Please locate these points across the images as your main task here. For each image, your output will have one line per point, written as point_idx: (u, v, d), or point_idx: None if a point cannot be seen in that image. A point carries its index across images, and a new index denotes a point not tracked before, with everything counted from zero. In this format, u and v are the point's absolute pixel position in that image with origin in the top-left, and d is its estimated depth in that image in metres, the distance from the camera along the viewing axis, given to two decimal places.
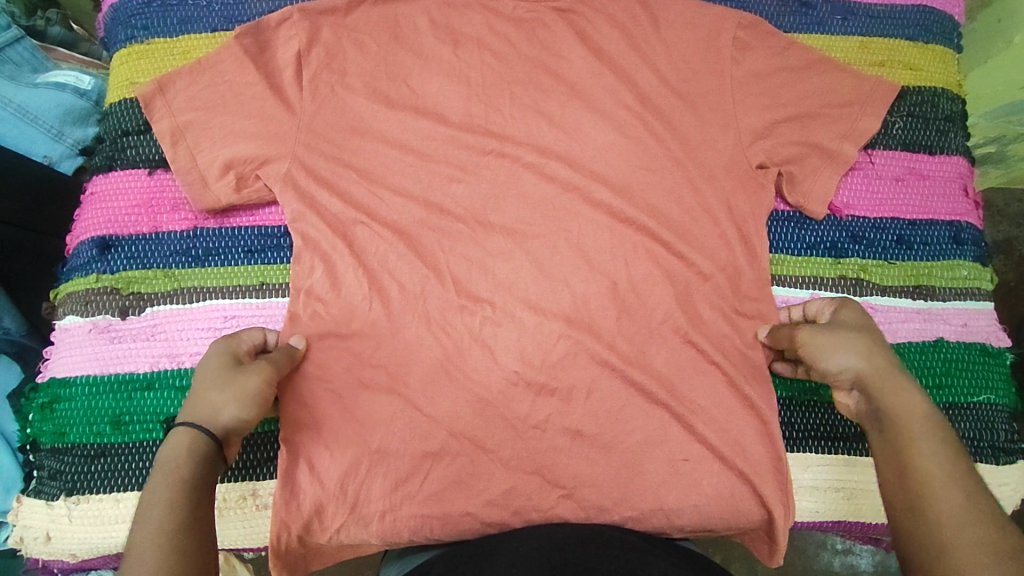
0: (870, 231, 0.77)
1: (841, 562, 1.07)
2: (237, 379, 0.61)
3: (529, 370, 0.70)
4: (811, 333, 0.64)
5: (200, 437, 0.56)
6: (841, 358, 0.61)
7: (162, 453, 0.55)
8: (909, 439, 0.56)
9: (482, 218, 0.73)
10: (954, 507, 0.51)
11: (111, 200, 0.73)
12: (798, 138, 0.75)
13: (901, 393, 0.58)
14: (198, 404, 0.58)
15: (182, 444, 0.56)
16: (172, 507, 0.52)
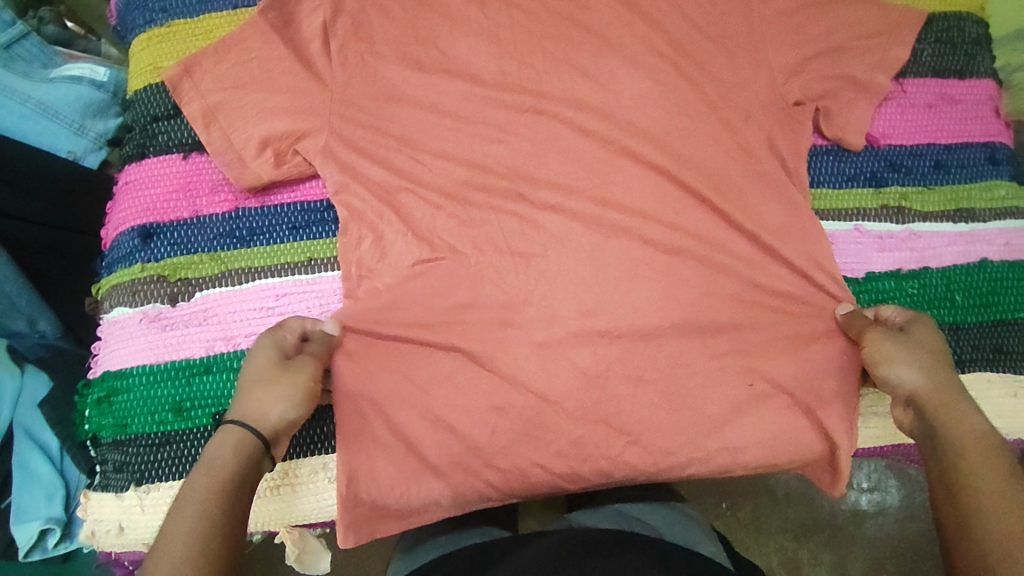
0: (907, 158, 0.77)
1: (869, 500, 1.12)
2: (286, 378, 0.60)
3: (587, 321, 0.70)
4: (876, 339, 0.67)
5: (245, 437, 0.57)
6: (905, 369, 0.64)
7: (210, 449, 0.56)
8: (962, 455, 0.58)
9: (526, 175, 0.73)
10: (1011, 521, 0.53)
11: (148, 187, 0.71)
12: (832, 72, 0.75)
13: (959, 413, 0.60)
14: (246, 403, 0.58)
15: (227, 441, 0.56)
16: (208, 510, 0.52)
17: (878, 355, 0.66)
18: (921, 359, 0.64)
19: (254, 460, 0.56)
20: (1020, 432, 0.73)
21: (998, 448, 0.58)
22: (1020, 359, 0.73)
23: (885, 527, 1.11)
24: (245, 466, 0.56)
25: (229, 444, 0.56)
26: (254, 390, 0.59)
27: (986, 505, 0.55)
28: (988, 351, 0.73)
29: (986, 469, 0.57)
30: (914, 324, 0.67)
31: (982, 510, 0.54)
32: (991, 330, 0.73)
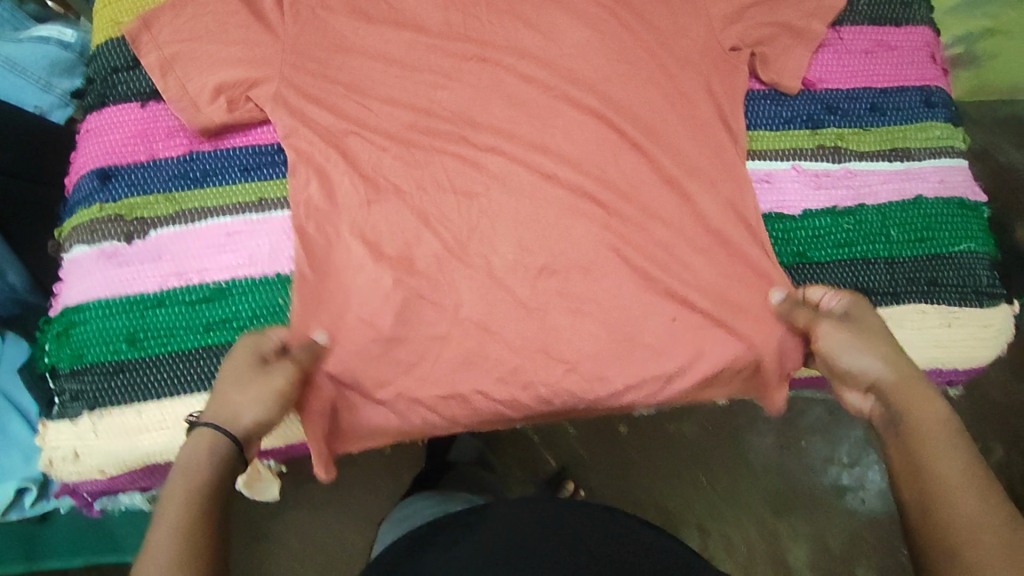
0: (844, 101, 0.79)
1: (850, 475, 1.23)
2: (259, 380, 0.62)
3: (526, 257, 0.73)
4: (828, 328, 0.67)
5: (222, 438, 0.59)
6: (861, 359, 0.64)
7: (185, 454, 0.58)
8: (926, 442, 0.58)
9: (469, 120, 0.76)
10: (971, 508, 0.53)
11: (106, 132, 0.74)
12: (768, 18, 0.77)
13: (924, 398, 0.61)
14: (219, 405, 0.60)
15: (202, 444, 0.58)
16: (188, 510, 0.54)
17: (835, 346, 0.66)
18: (878, 345, 0.65)
19: (228, 461, 0.58)
20: (952, 360, 0.75)
21: (962, 437, 0.58)
22: (954, 291, 0.75)
23: (865, 501, 1.21)
24: (222, 467, 0.58)
25: (205, 447, 0.58)
26: (230, 392, 0.61)
27: (947, 498, 0.54)
28: (922, 284, 0.75)
29: (947, 461, 0.56)
30: (861, 311, 0.67)
31: (943, 501, 0.54)
32: (924, 264, 0.76)
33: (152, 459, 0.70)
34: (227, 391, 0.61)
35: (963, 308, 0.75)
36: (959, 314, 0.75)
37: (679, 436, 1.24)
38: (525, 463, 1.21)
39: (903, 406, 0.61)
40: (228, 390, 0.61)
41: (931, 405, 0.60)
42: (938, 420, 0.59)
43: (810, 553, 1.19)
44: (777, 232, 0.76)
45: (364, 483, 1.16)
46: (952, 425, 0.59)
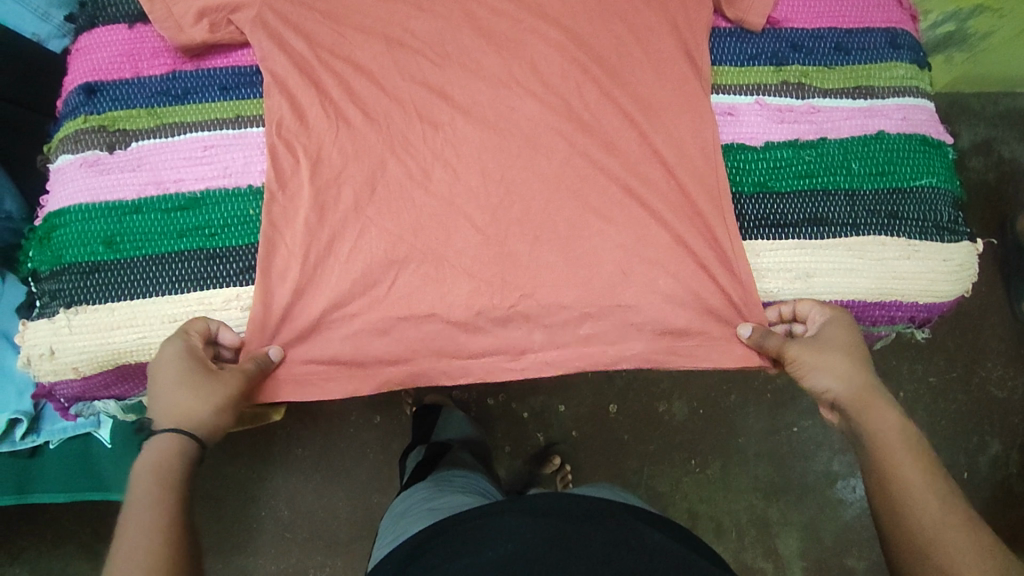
0: (808, 41, 0.81)
1: (840, 462, 1.24)
2: (210, 384, 0.63)
3: (489, 183, 0.75)
4: (797, 351, 0.67)
5: (173, 436, 0.59)
6: (829, 372, 0.64)
7: (144, 460, 0.58)
8: (885, 451, 0.59)
9: (440, 50, 0.79)
10: (933, 510, 0.54)
11: (96, 51, 0.78)
12: None
13: (882, 413, 0.61)
14: (174, 407, 0.60)
15: (158, 446, 0.58)
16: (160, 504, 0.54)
17: (802, 366, 0.66)
18: (849, 363, 0.65)
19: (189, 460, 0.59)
20: (912, 295, 0.74)
21: (920, 445, 0.59)
22: (915, 225, 0.75)
23: (856, 488, 1.23)
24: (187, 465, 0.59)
25: (161, 451, 0.58)
26: (183, 394, 0.61)
27: (915, 509, 0.55)
28: (882, 216, 0.75)
29: (909, 474, 0.57)
30: (832, 325, 0.68)
31: (905, 502, 0.55)
32: (886, 197, 0.75)
33: (124, 359, 0.72)
34: (167, 384, 0.61)
35: (923, 241, 0.74)
36: (918, 247, 0.74)
37: (669, 418, 1.24)
38: (514, 436, 1.23)
39: (864, 419, 0.62)
40: (171, 381, 0.61)
41: (889, 414, 0.61)
42: (896, 432, 0.60)
43: (800, 540, 1.22)
44: (736, 163, 0.77)
45: (348, 441, 1.19)
46: (912, 436, 0.60)
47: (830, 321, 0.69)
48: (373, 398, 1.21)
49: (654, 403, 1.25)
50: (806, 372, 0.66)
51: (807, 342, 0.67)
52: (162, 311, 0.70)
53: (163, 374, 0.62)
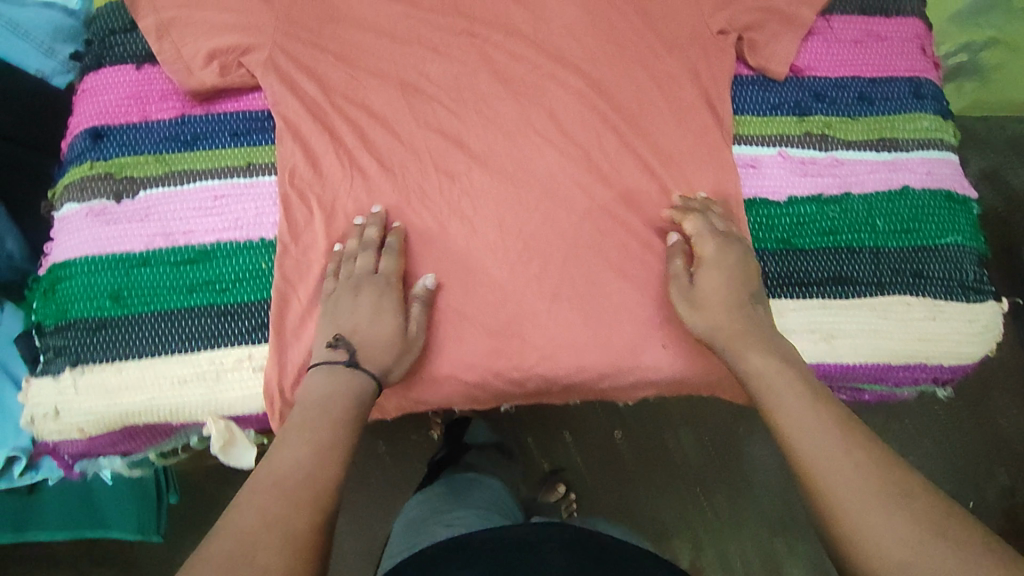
0: (832, 90, 0.79)
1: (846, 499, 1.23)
2: (409, 349, 0.68)
3: (507, 237, 0.73)
4: (678, 296, 0.69)
5: (358, 377, 0.65)
6: (696, 318, 0.68)
7: (328, 387, 0.64)
8: (766, 394, 0.62)
9: (457, 96, 0.77)
10: (810, 446, 0.57)
11: (102, 93, 0.75)
12: (756, 3, 0.78)
13: (749, 355, 0.65)
14: (373, 358, 0.67)
15: (339, 380, 0.64)
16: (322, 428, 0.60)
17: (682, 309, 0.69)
18: (718, 308, 0.68)
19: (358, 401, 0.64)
20: (940, 357, 0.73)
21: (796, 380, 0.62)
22: (940, 284, 0.74)
23: None
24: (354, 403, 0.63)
25: (335, 387, 0.64)
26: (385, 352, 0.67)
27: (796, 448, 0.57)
28: (906, 275, 0.73)
29: (796, 424, 0.59)
30: (705, 268, 0.70)
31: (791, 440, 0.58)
32: (911, 255, 0.74)
33: (131, 421, 0.69)
34: (368, 336, 0.67)
35: (948, 302, 0.73)
36: (944, 308, 0.73)
37: (678, 452, 1.23)
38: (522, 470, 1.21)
39: (738, 370, 0.65)
40: (374, 337, 0.67)
41: (753, 358, 0.64)
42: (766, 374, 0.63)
43: None
44: (759, 218, 0.75)
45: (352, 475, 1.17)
46: (784, 373, 0.63)
47: (704, 264, 0.70)
48: (380, 462, 1.17)
49: (663, 436, 1.24)
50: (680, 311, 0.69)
51: (684, 288, 0.69)
52: (170, 372, 0.68)
53: (365, 322, 0.68)
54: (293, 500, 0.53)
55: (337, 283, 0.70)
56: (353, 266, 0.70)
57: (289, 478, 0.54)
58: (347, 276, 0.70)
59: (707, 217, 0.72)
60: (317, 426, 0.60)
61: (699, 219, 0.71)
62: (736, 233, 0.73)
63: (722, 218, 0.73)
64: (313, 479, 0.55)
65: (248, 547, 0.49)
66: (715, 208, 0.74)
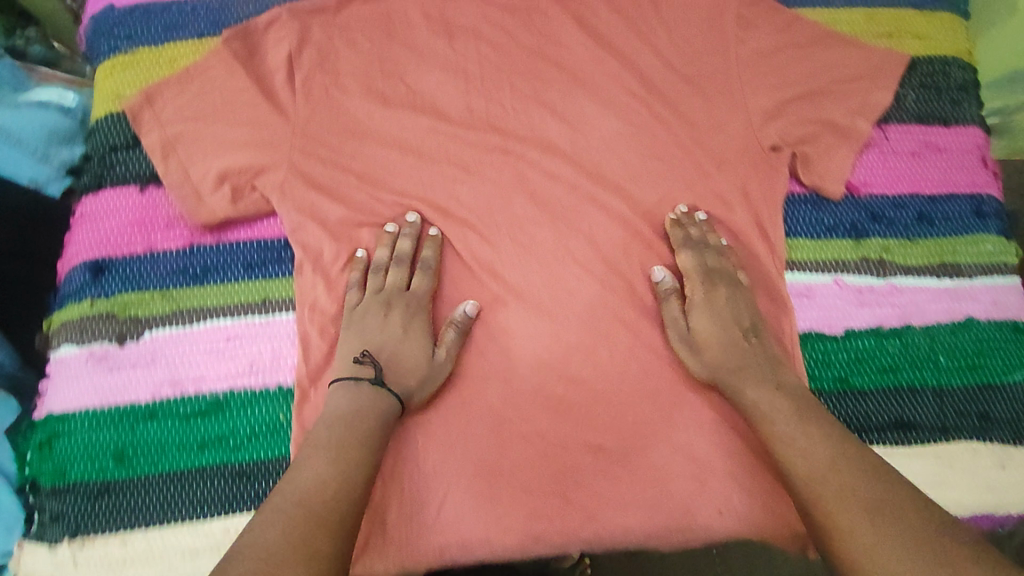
0: (890, 209, 0.74)
1: None
2: (435, 370, 0.66)
3: (546, 378, 0.68)
4: (674, 338, 0.68)
5: (386, 400, 0.62)
6: (694, 363, 0.67)
7: (350, 403, 0.61)
8: (773, 425, 0.61)
9: (490, 219, 0.71)
10: (811, 462, 0.57)
11: (103, 220, 0.69)
12: (810, 115, 0.73)
13: (749, 385, 0.64)
14: (399, 372, 0.65)
15: (364, 395, 0.62)
16: (340, 450, 0.57)
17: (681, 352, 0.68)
18: (717, 339, 0.67)
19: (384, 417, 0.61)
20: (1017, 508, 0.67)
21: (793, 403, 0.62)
22: (1007, 427, 0.69)
23: None
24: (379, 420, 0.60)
25: (357, 399, 0.61)
26: (410, 363, 0.65)
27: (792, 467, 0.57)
28: (972, 418, 0.69)
29: (802, 450, 0.58)
30: (699, 306, 0.69)
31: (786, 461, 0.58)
32: (976, 394, 0.70)
33: None
34: (392, 347, 0.66)
35: (1017, 447, 0.69)
36: (1013, 455, 0.68)
37: None
38: None
39: (743, 403, 0.64)
40: (403, 359, 0.65)
41: (752, 393, 0.63)
42: (769, 401, 0.62)
43: None
44: (816, 355, 0.70)
45: None
46: (787, 405, 0.61)
47: (695, 305, 0.69)
48: None
49: None
50: (676, 352, 0.68)
51: (678, 328, 0.68)
52: (180, 544, 0.62)
53: (391, 335, 0.66)
54: (311, 518, 0.51)
55: (364, 296, 0.68)
56: (383, 280, 0.68)
57: (311, 498, 0.53)
58: (377, 291, 0.68)
59: (697, 253, 0.70)
60: (343, 445, 0.57)
61: (689, 254, 0.70)
62: (727, 264, 0.70)
63: (714, 251, 0.70)
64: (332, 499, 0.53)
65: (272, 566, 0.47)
66: (707, 237, 0.71)
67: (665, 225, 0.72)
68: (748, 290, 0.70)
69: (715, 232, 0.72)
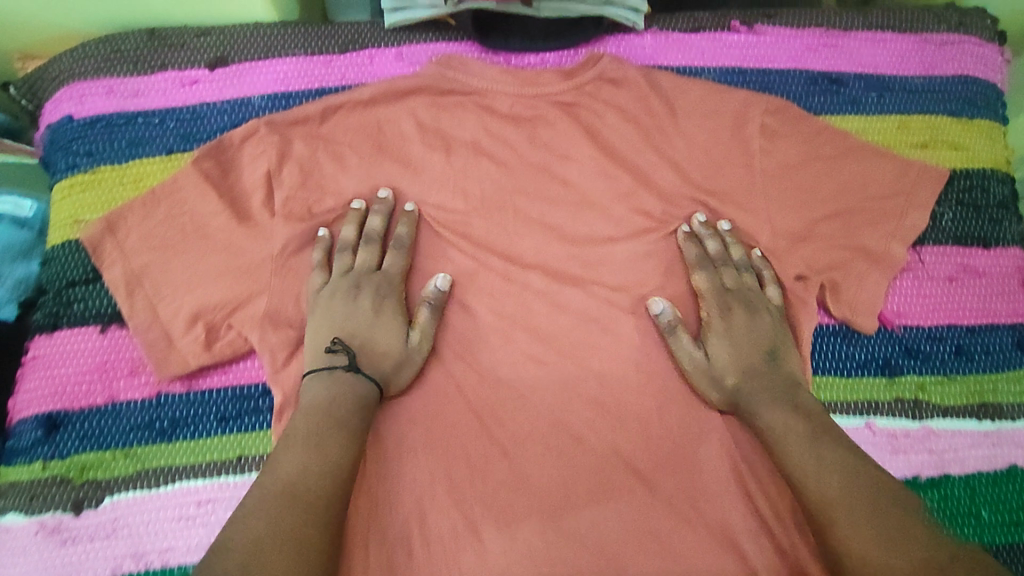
0: (926, 343, 0.68)
1: None
2: (410, 348, 0.64)
3: (556, 540, 0.61)
4: (689, 359, 0.65)
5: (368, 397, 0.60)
6: (709, 391, 0.65)
7: (322, 398, 0.58)
8: (793, 448, 0.58)
9: (494, 360, 0.66)
10: (827, 484, 0.55)
11: (58, 366, 0.62)
12: (840, 241, 0.67)
13: (769, 405, 0.62)
14: (375, 355, 0.62)
15: (341, 386, 0.60)
16: (316, 445, 0.55)
17: (697, 376, 0.65)
18: (737, 358, 0.65)
19: (358, 406, 0.59)
20: None
21: (816, 426, 0.59)
22: None
23: None
24: (354, 410, 0.58)
25: (331, 391, 0.59)
26: (382, 341, 0.63)
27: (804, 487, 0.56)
28: None
29: (809, 469, 0.56)
30: (716, 329, 0.66)
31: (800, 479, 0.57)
32: None
33: None
34: (363, 330, 0.63)
35: None
36: None
37: None
38: None
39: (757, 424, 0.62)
40: (378, 345, 0.63)
41: (767, 415, 0.61)
42: (791, 423, 0.60)
43: None
44: None
45: None
46: (808, 428, 0.59)
47: (712, 329, 0.66)
48: None
49: None
50: (692, 383, 0.65)
51: (694, 350, 0.65)
52: None
53: (362, 318, 0.64)
54: (302, 516, 0.50)
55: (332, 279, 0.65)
56: (351, 260, 0.66)
57: (300, 489, 0.52)
58: (346, 272, 0.65)
59: (714, 273, 0.67)
60: (321, 439, 0.55)
61: (706, 274, 0.67)
62: (750, 282, 0.67)
63: (733, 267, 0.67)
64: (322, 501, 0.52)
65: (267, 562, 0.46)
66: (726, 252, 0.68)
67: (680, 238, 0.68)
68: (772, 305, 0.67)
69: (737, 244, 0.68)
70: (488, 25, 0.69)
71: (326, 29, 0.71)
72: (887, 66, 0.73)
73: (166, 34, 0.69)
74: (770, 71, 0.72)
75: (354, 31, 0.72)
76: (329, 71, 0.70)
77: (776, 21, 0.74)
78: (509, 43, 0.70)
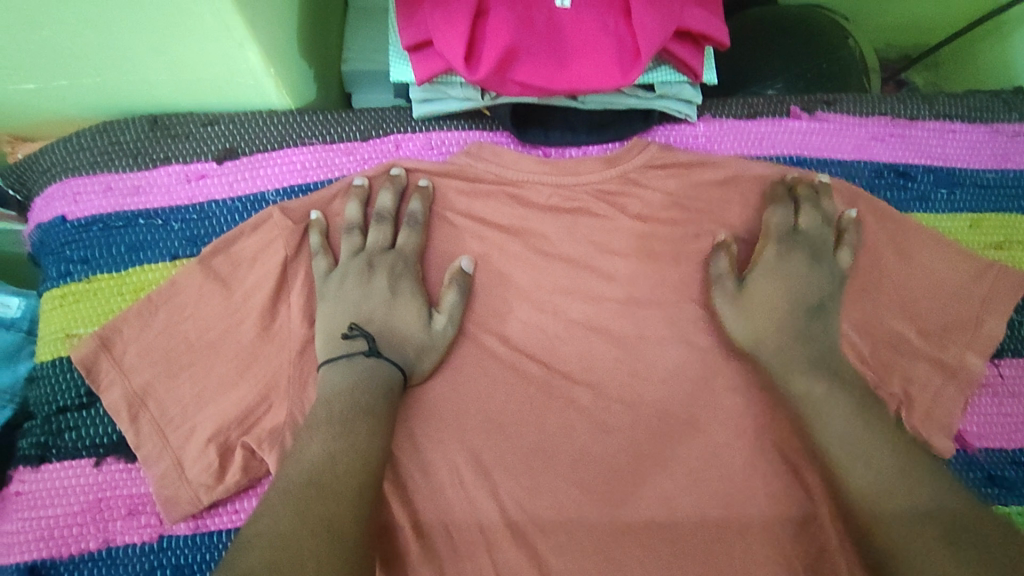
0: (1009, 467, 0.62)
1: None
2: (436, 331, 0.58)
3: None
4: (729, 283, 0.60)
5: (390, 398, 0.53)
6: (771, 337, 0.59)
7: (338, 389, 0.52)
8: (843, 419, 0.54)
9: (537, 482, 0.58)
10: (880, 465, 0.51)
11: (45, 507, 0.55)
12: (917, 351, 0.62)
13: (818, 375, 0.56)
14: (396, 343, 0.57)
15: (359, 373, 0.53)
16: (337, 434, 0.49)
17: (727, 304, 0.60)
18: (787, 306, 0.60)
19: (380, 391, 0.53)
20: None
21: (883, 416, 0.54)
22: None
23: None
24: (379, 395, 0.52)
25: (349, 376, 0.53)
26: (403, 321, 0.57)
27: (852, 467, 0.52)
28: None
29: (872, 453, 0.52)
30: (761, 269, 0.61)
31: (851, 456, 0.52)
32: None
33: None
34: (381, 313, 0.57)
35: None
36: None
37: None
38: None
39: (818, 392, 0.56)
40: (396, 330, 0.57)
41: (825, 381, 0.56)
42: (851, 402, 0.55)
43: None
44: None
45: None
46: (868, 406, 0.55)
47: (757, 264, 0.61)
48: None
49: None
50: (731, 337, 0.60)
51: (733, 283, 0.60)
52: None
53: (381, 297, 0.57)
54: (324, 532, 0.43)
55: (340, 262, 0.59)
56: (363, 243, 0.59)
57: (325, 479, 0.46)
58: (356, 253, 0.59)
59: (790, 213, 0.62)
60: (346, 423, 0.50)
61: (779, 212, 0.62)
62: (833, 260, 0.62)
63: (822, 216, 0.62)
64: (350, 488, 0.46)
65: (292, 552, 0.40)
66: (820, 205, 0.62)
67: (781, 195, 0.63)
68: (850, 266, 0.62)
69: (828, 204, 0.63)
70: (529, 118, 0.64)
71: (347, 115, 0.65)
72: (958, 159, 0.68)
73: (169, 122, 0.62)
74: (833, 162, 0.67)
75: (376, 117, 0.65)
76: (350, 161, 0.64)
77: (837, 108, 0.68)
78: (548, 136, 0.64)
